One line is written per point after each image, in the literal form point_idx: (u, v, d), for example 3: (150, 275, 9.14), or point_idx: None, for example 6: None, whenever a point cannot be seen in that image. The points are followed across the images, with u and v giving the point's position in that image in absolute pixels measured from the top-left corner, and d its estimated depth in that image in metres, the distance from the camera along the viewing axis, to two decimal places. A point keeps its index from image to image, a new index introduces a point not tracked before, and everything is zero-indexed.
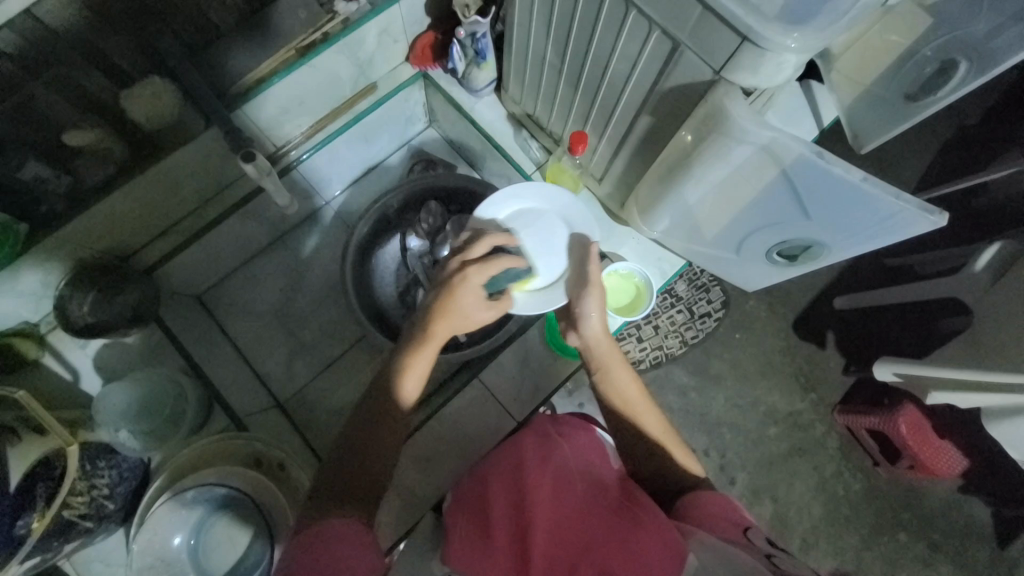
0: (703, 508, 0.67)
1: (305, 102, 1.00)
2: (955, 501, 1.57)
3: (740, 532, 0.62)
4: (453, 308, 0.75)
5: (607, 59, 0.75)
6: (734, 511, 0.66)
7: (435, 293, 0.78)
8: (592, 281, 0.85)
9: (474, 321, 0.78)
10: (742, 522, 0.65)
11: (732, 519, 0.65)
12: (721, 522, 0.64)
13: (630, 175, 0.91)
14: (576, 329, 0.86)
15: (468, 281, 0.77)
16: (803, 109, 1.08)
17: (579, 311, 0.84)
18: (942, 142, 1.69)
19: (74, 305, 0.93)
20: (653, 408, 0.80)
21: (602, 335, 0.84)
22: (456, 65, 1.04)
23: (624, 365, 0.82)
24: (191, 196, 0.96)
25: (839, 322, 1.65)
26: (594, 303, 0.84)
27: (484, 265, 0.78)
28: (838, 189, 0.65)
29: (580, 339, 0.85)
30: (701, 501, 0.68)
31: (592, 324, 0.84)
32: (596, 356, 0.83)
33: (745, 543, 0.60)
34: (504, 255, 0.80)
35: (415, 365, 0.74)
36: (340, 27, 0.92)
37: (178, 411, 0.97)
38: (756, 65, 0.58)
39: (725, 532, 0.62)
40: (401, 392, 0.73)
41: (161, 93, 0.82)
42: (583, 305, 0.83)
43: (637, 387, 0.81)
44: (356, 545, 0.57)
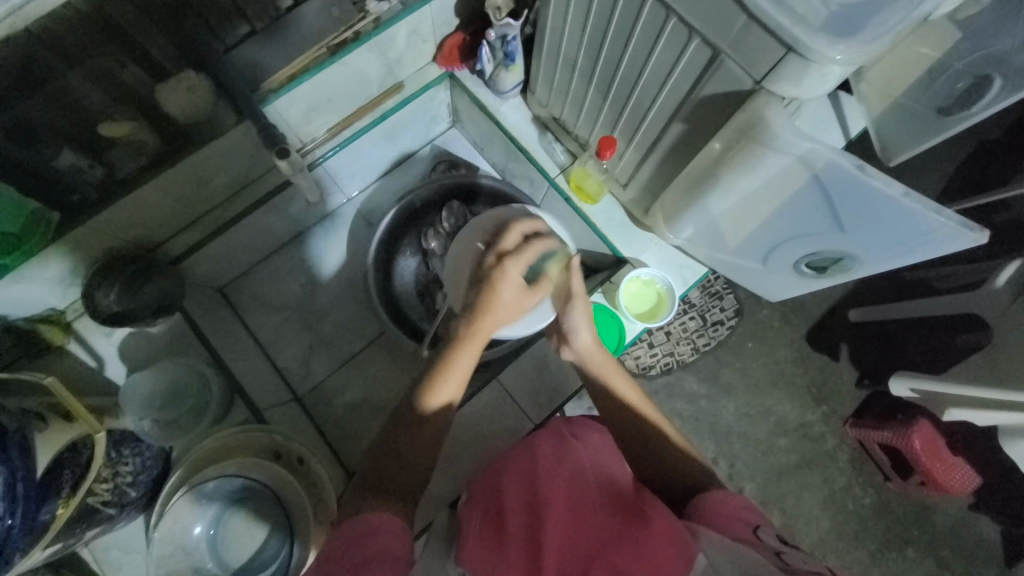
0: (714, 507, 0.66)
1: (333, 99, 1.01)
2: (966, 519, 1.55)
3: (751, 532, 0.62)
4: (493, 299, 0.75)
5: (642, 66, 0.74)
6: (745, 509, 0.66)
7: (476, 290, 0.76)
8: (576, 294, 0.82)
9: (515, 312, 0.78)
10: (753, 520, 0.64)
11: (743, 517, 0.64)
12: (728, 521, 0.63)
13: (657, 181, 0.91)
14: (568, 343, 0.86)
15: (506, 273, 0.75)
16: (831, 121, 1.08)
17: (568, 327, 0.84)
18: (965, 156, 1.67)
19: (100, 294, 0.93)
20: (653, 412, 0.82)
21: (593, 349, 0.86)
22: (484, 67, 1.04)
23: (619, 374, 0.84)
24: (218, 189, 0.97)
25: (854, 334, 1.64)
26: (582, 315, 0.83)
27: (520, 253, 0.75)
28: (877, 203, 0.65)
29: (574, 353, 0.86)
30: (712, 499, 0.67)
31: (582, 336, 0.85)
32: (590, 368, 0.85)
33: (755, 543, 0.59)
34: (541, 239, 0.77)
35: (451, 371, 0.74)
36: (371, 26, 0.93)
37: (201, 401, 0.99)
38: (799, 76, 0.57)
39: (735, 532, 0.62)
40: (433, 394, 0.73)
41: (196, 88, 0.82)
42: (570, 322, 0.83)
43: (632, 388, 0.83)
44: (387, 536, 0.58)
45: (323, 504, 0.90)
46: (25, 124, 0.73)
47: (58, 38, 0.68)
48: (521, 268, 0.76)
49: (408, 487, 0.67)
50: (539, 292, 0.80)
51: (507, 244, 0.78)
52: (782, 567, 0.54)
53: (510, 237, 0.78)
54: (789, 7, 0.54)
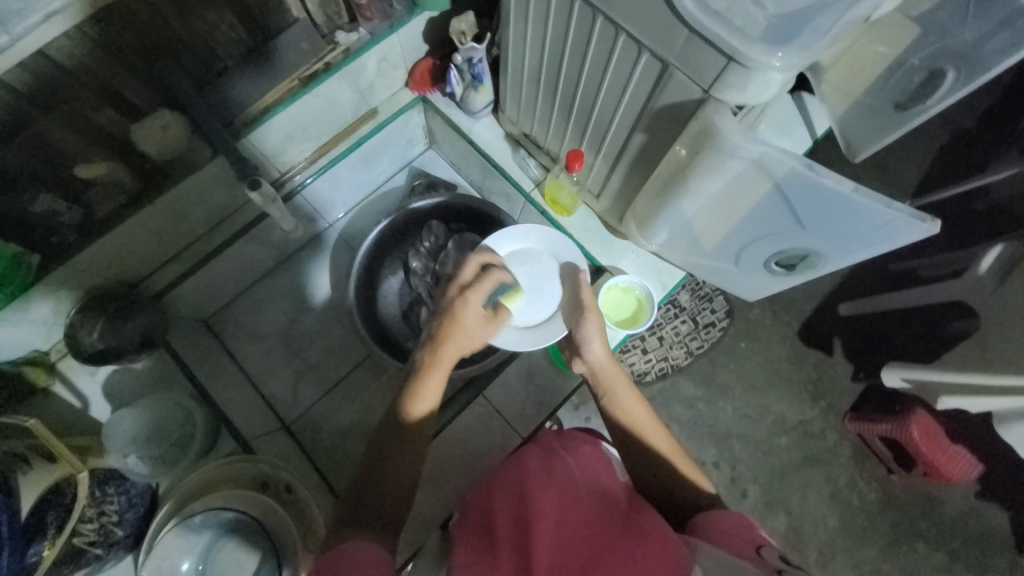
0: (715, 526, 0.66)
1: (308, 128, 1.03)
2: (973, 508, 1.54)
3: (751, 549, 0.61)
4: (457, 325, 0.79)
5: (600, 81, 0.77)
6: (747, 528, 0.65)
7: (438, 320, 0.80)
8: (588, 305, 0.88)
9: (479, 339, 0.82)
10: (755, 539, 0.63)
11: (744, 536, 0.64)
12: (731, 540, 0.63)
13: (626, 190, 0.93)
14: (580, 356, 0.87)
15: (468, 304, 0.81)
16: (797, 120, 1.11)
17: (581, 337, 0.86)
18: (938, 146, 1.70)
19: (84, 333, 0.94)
20: (662, 427, 0.81)
21: (605, 361, 0.85)
22: (454, 89, 1.07)
23: (627, 387, 0.83)
24: (199, 222, 0.99)
25: (846, 328, 1.64)
26: (594, 327, 0.86)
27: (478, 285, 0.83)
28: (832, 199, 0.66)
29: (585, 365, 0.87)
30: (714, 519, 0.67)
31: (594, 348, 0.85)
32: (601, 382, 0.84)
33: (754, 558, 0.59)
34: (496, 268, 0.85)
35: (424, 385, 0.75)
36: (341, 56, 0.96)
37: (185, 435, 0.98)
38: (743, 83, 0.59)
39: (734, 548, 0.61)
40: (411, 411, 0.73)
41: (170, 126, 0.86)
42: (581, 332, 0.86)
43: (640, 404, 0.82)
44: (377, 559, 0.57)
45: (315, 532, 0.90)
46: (4, 172, 0.75)
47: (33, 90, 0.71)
48: (481, 298, 0.83)
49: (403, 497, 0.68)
50: (499, 323, 0.85)
51: (466, 278, 0.85)
52: None
53: (468, 270, 0.85)
54: (726, 19, 0.56)
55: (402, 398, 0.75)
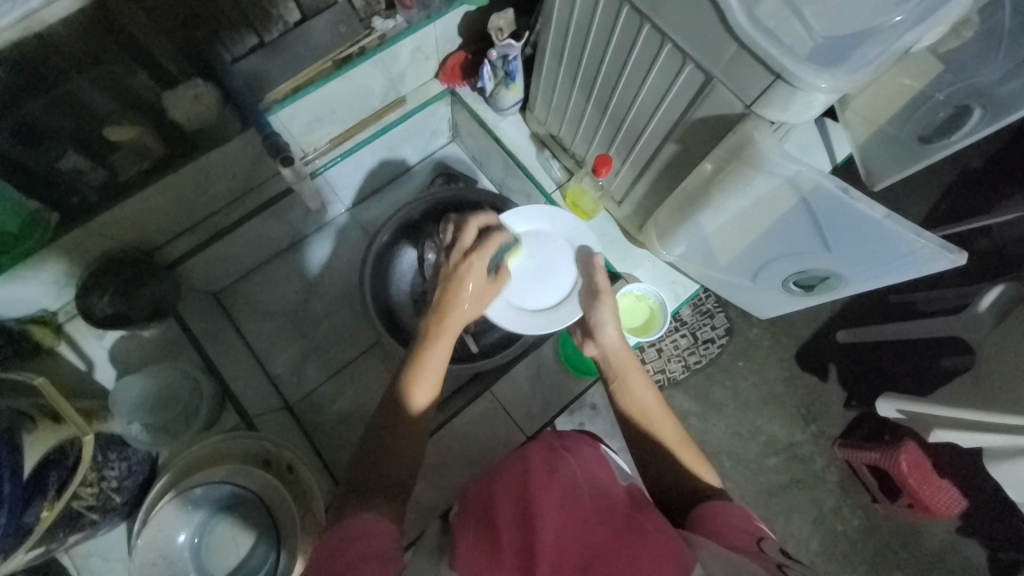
0: (714, 517, 0.66)
1: (336, 111, 1.03)
2: (953, 542, 1.56)
3: (752, 542, 0.62)
4: (461, 291, 0.81)
5: (637, 88, 0.78)
6: (747, 520, 0.66)
7: (443, 285, 0.82)
8: (601, 288, 0.90)
9: (479, 307, 0.84)
10: (755, 531, 0.64)
11: (744, 527, 0.64)
12: (731, 533, 0.63)
13: (650, 199, 0.94)
14: (594, 339, 0.88)
15: (473, 265, 0.83)
16: (818, 145, 1.12)
17: (595, 321, 0.87)
18: (946, 184, 1.73)
19: (95, 297, 0.93)
20: (671, 419, 0.80)
21: (619, 347, 0.86)
22: (485, 84, 1.07)
23: (636, 372, 0.83)
24: (219, 195, 0.98)
25: (842, 355, 1.66)
26: (609, 310, 0.87)
27: (484, 249, 0.84)
28: (862, 224, 0.67)
29: (598, 349, 0.87)
30: (713, 509, 0.68)
31: (608, 332, 0.86)
32: (614, 365, 0.85)
33: (755, 552, 0.59)
34: (496, 232, 0.86)
35: (422, 374, 0.75)
36: (376, 42, 0.96)
37: (191, 408, 0.97)
38: (786, 102, 0.60)
39: (734, 541, 0.62)
40: (412, 399, 0.73)
41: (202, 96, 0.84)
42: (597, 314, 0.87)
43: (651, 393, 0.82)
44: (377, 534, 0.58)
45: (310, 513, 0.89)
46: (31, 127, 0.74)
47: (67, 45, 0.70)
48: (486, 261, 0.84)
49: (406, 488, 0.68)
50: (502, 282, 0.88)
51: (467, 241, 0.86)
52: None
53: (469, 233, 0.86)
54: (777, 37, 0.56)
55: (403, 378, 0.75)
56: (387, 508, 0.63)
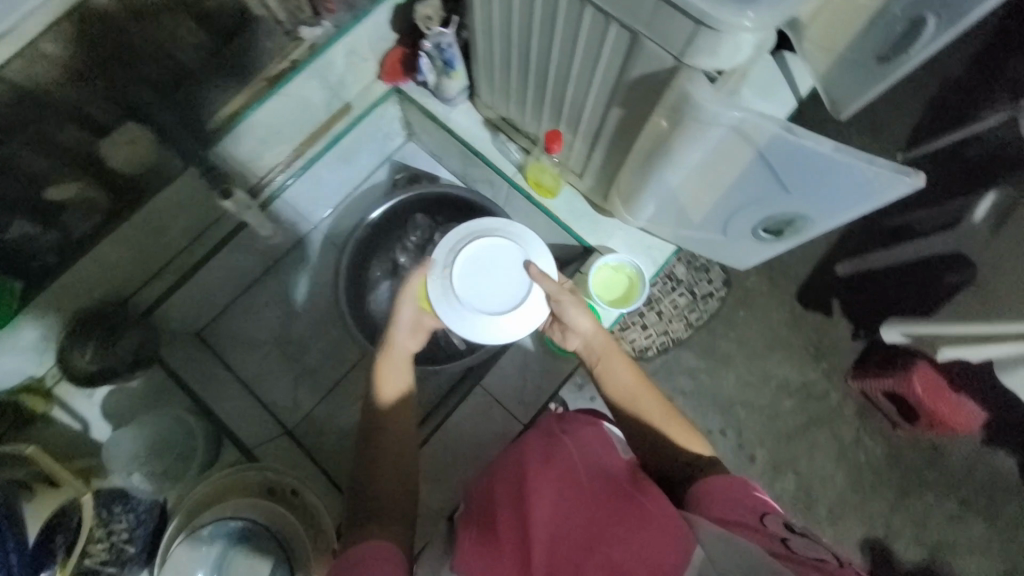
0: (719, 494, 0.65)
1: (281, 130, 1.00)
2: (981, 455, 1.55)
3: (756, 519, 0.61)
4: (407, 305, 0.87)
5: (571, 55, 0.75)
6: (750, 495, 0.65)
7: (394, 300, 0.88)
8: (555, 291, 0.86)
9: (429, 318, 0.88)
10: (760, 507, 0.63)
11: (750, 506, 0.63)
12: (736, 510, 0.63)
13: (609, 167, 0.91)
14: (571, 334, 0.90)
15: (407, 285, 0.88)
16: (779, 81, 1.08)
17: (565, 320, 0.88)
18: (927, 97, 1.66)
19: (78, 354, 0.95)
20: (655, 396, 0.83)
21: (596, 333, 0.89)
22: (426, 77, 1.05)
23: (614, 352, 0.88)
24: (179, 236, 0.97)
25: (845, 288, 1.63)
26: (575, 304, 0.88)
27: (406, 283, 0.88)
28: (813, 160, 0.65)
29: (579, 340, 0.90)
30: (713, 485, 0.67)
31: (583, 323, 0.88)
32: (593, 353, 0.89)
33: (760, 530, 0.59)
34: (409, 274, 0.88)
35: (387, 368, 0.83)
36: (307, 53, 0.92)
37: (188, 450, 1.00)
38: (714, 47, 0.58)
39: (738, 518, 0.61)
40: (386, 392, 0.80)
41: (139, 139, 0.85)
42: (568, 312, 0.88)
43: (632, 373, 0.85)
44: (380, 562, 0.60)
45: (323, 533, 0.91)
46: None
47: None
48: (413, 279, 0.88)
49: (396, 490, 0.72)
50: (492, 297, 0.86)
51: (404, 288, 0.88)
52: (784, 558, 0.53)
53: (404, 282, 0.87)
54: None
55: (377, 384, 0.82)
56: (386, 527, 0.67)
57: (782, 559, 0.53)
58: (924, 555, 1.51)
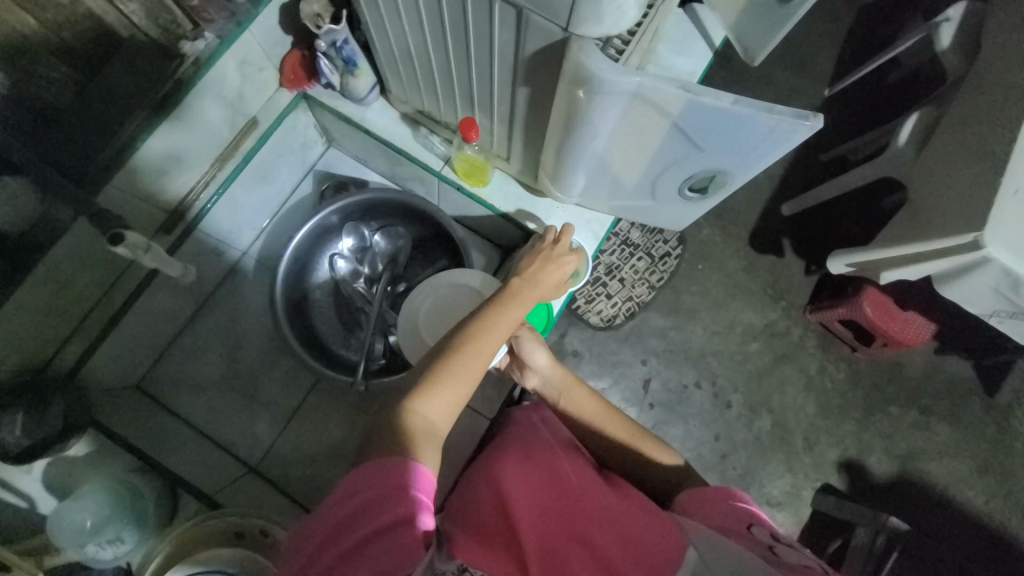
0: (711, 503, 0.73)
1: (183, 155, 0.93)
2: (935, 363, 1.65)
3: (744, 528, 0.69)
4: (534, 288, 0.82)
5: (464, 40, 0.72)
6: (738, 506, 0.73)
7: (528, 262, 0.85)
8: (515, 326, 0.87)
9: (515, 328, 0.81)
10: (748, 518, 0.71)
11: (738, 515, 0.71)
12: (724, 518, 0.71)
13: (531, 147, 0.89)
14: (529, 369, 0.90)
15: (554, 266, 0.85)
16: (693, 35, 1.07)
17: (524, 355, 0.88)
18: (844, 30, 1.70)
19: (4, 433, 0.82)
20: (617, 419, 0.86)
21: (553, 369, 0.89)
22: (330, 79, 0.99)
23: (574, 383, 0.88)
24: (90, 287, 0.89)
25: (792, 228, 1.69)
26: (532, 341, 0.87)
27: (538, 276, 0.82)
28: (716, 117, 0.64)
29: (537, 376, 0.89)
30: (705, 498, 0.74)
31: (540, 358, 0.88)
32: (553, 388, 0.88)
33: (747, 537, 0.67)
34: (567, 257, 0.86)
35: (436, 395, 0.70)
36: (192, 68, 0.88)
37: (142, 512, 0.92)
38: (597, 13, 0.55)
39: (727, 527, 0.69)
40: (421, 412, 0.68)
41: (17, 195, 0.77)
42: (525, 348, 0.87)
43: (593, 400, 0.87)
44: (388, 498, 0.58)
45: None
46: None
47: None
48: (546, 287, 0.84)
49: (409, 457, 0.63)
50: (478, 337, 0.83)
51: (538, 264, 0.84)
52: (770, 560, 0.62)
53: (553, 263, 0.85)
54: None
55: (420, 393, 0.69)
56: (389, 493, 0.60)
57: (770, 562, 0.61)
58: (896, 466, 1.60)
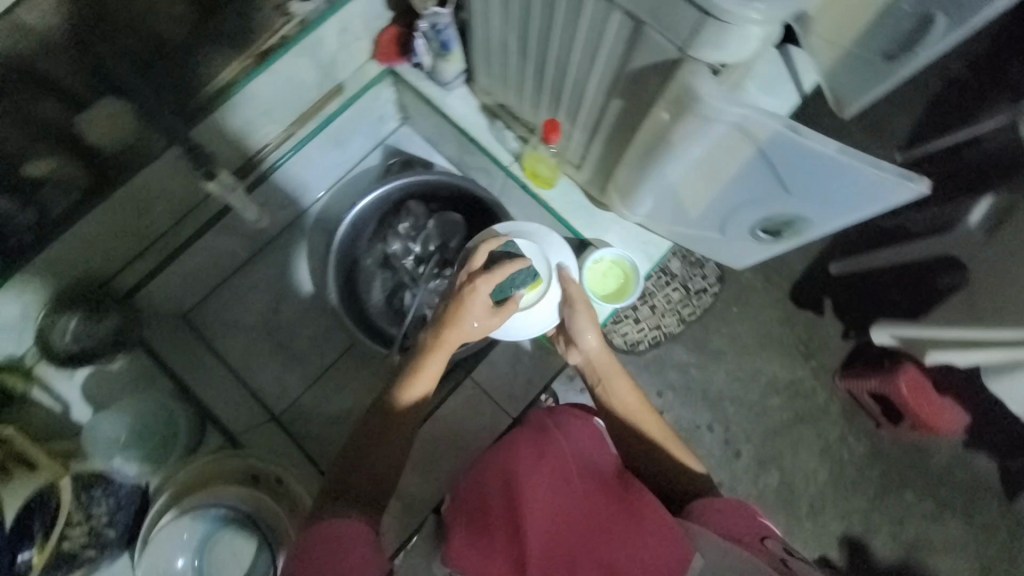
0: (723, 510, 0.68)
1: (271, 108, 0.97)
2: (961, 456, 1.57)
3: (756, 541, 0.63)
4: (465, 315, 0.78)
5: (571, 44, 0.73)
6: (751, 516, 0.67)
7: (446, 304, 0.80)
8: (574, 296, 0.89)
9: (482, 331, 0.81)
10: (761, 531, 0.65)
11: (752, 527, 0.65)
12: (735, 526, 0.65)
13: (608, 159, 0.89)
14: (575, 345, 0.90)
15: (478, 290, 0.78)
16: (783, 77, 1.06)
17: (574, 329, 0.88)
18: (927, 98, 1.65)
19: (57, 335, 0.92)
20: (654, 420, 0.81)
21: (600, 352, 0.88)
22: (422, 59, 1.02)
23: (618, 372, 0.86)
24: (164, 215, 0.94)
25: (836, 288, 1.62)
26: (585, 318, 0.88)
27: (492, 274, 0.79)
28: (815, 162, 0.64)
29: (581, 354, 0.89)
30: (717, 507, 0.69)
31: (589, 338, 0.88)
32: (595, 370, 0.87)
33: (761, 550, 0.61)
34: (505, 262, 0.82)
35: (428, 367, 0.77)
36: (297, 29, 0.89)
37: (170, 433, 0.98)
38: (721, 39, 0.56)
39: (739, 538, 0.63)
40: (408, 390, 0.75)
41: (117, 115, 0.80)
42: (576, 322, 0.88)
43: (634, 395, 0.83)
44: (353, 538, 0.59)
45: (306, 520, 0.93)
46: None
47: None
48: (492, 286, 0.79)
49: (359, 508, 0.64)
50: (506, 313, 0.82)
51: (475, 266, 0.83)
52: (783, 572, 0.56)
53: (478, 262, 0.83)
54: None
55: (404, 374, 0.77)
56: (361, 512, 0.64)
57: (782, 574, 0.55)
58: (900, 552, 1.54)
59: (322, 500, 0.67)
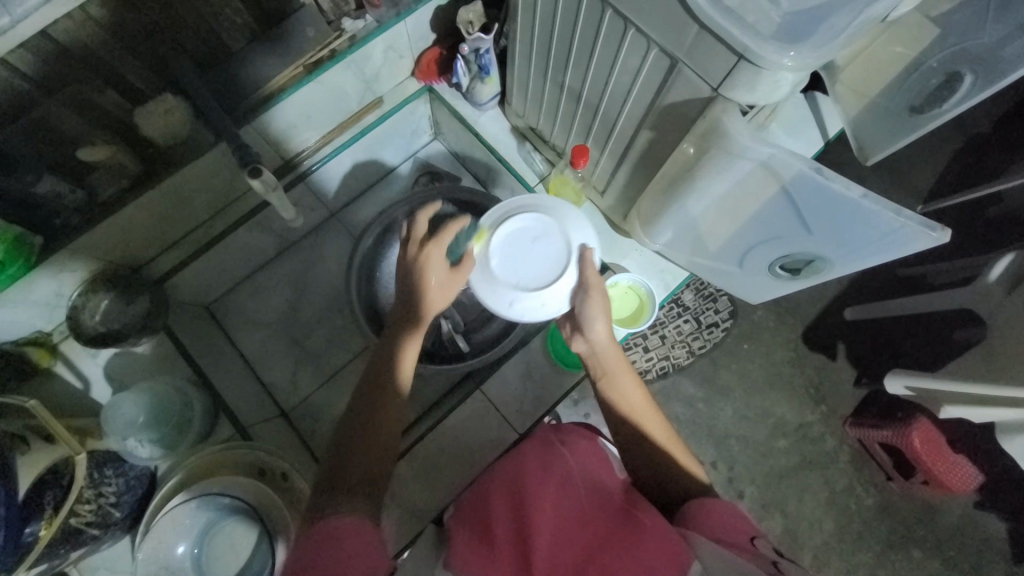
0: (713, 512, 0.65)
1: (312, 116, 1.01)
2: (972, 517, 1.52)
3: (747, 541, 0.62)
4: (422, 285, 0.81)
5: (606, 78, 0.76)
6: (741, 519, 0.65)
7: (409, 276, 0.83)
8: (591, 283, 0.83)
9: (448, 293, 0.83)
10: (749, 531, 0.64)
11: (741, 528, 0.64)
12: (725, 528, 0.63)
13: (632, 187, 0.92)
14: (582, 334, 0.83)
15: (431, 256, 0.82)
16: (809, 122, 1.08)
17: (584, 316, 0.82)
18: (950, 152, 1.66)
19: (87, 315, 0.96)
20: (656, 416, 0.79)
21: (607, 344, 0.82)
22: (460, 79, 1.06)
23: (625, 369, 0.81)
24: (201, 208, 0.99)
25: (851, 332, 1.60)
26: (597, 306, 0.81)
27: (439, 238, 0.82)
28: (838, 203, 0.66)
29: (587, 344, 0.83)
30: (708, 506, 0.67)
31: (598, 329, 0.82)
32: (601, 364, 0.81)
33: (752, 551, 0.60)
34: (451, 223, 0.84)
35: (409, 349, 0.79)
36: (346, 44, 0.93)
37: (184, 420, 0.99)
38: (752, 82, 0.59)
39: (729, 539, 0.61)
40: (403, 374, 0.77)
41: (173, 111, 0.83)
42: (586, 309, 0.81)
43: (640, 394, 0.80)
44: (364, 531, 0.57)
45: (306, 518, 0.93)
46: (5, 154, 0.74)
47: (50, 81, 0.72)
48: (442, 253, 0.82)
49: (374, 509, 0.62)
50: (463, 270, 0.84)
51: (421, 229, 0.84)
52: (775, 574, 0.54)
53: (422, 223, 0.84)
54: (738, 16, 0.55)
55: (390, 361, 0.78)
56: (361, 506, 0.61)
57: None
58: None
59: (322, 488, 0.65)
